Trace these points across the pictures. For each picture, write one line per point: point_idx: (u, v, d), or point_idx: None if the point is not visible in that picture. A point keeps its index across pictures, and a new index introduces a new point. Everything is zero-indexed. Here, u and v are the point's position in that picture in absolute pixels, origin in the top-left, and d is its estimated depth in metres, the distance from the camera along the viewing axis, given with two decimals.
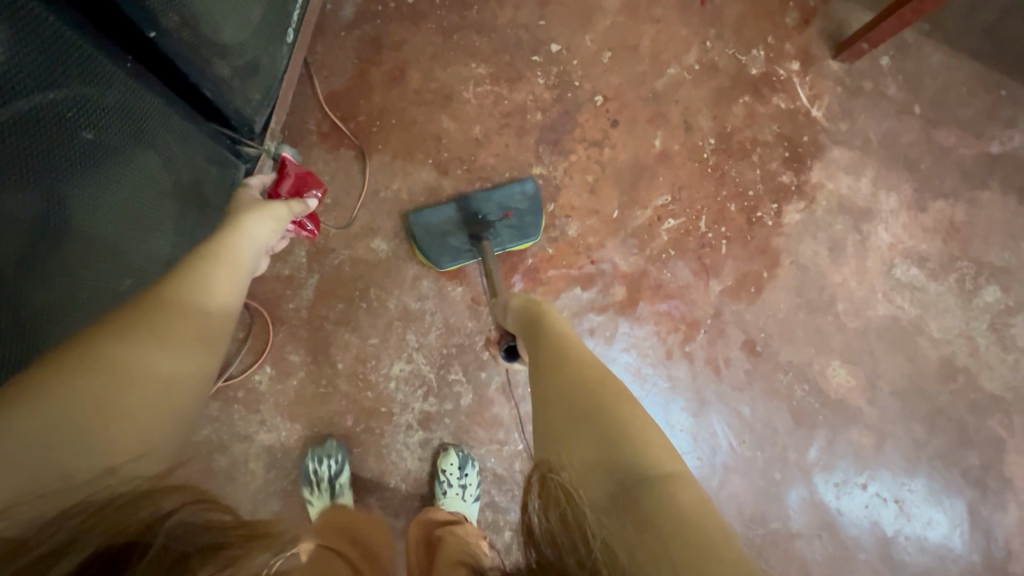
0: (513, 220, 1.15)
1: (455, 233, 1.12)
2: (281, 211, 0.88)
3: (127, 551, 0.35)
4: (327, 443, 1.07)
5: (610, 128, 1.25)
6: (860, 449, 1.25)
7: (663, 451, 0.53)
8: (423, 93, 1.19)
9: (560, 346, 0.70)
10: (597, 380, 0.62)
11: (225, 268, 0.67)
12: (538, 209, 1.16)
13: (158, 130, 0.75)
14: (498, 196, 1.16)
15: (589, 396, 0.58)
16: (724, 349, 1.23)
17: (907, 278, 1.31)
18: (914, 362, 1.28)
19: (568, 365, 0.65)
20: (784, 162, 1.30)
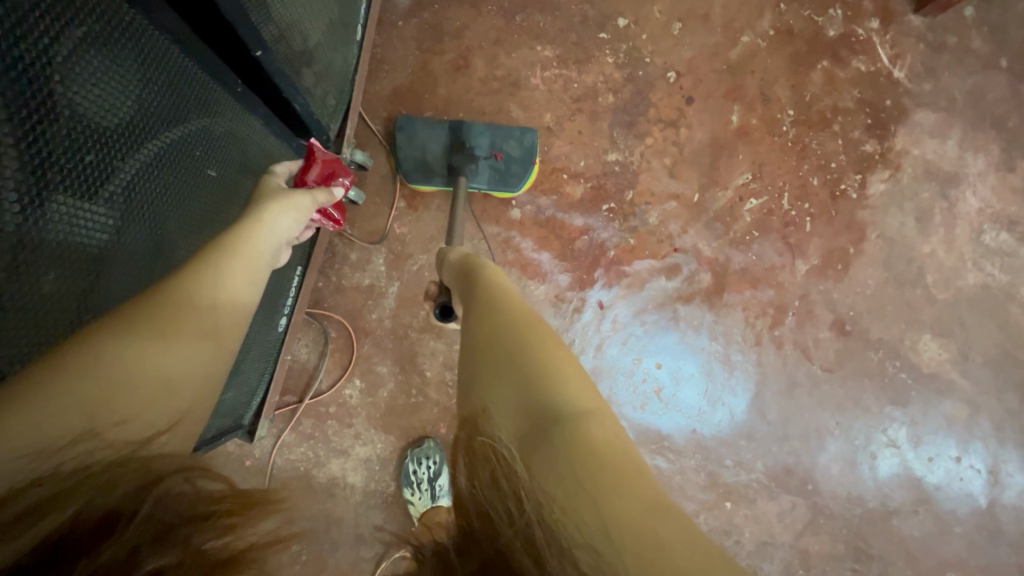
0: (501, 163, 1.07)
1: (437, 154, 1.05)
2: (304, 202, 0.68)
3: (112, 520, 0.31)
4: (426, 443, 1.06)
5: (686, 106, 1.18)
6: (953, 422, 1.22)
7: (581, 386, 0.44)
8: (489, 82, 1.13)
9: (496, 290, 0.59)
10: (529, 321, 0.51)
11: (244, 258, 0.53)
12: (529, 163, 1.07)
13: (257, 151, 0.71)
14: (495, 133, 1.08)
15: (514, 337, 0.48)
16: (813, 330, 1.19)
17: (997, 244, 1.26)
18: (1006, 330, 1.25)
19: (498, 304, 0.55)
20: (866, 130, 1.24)
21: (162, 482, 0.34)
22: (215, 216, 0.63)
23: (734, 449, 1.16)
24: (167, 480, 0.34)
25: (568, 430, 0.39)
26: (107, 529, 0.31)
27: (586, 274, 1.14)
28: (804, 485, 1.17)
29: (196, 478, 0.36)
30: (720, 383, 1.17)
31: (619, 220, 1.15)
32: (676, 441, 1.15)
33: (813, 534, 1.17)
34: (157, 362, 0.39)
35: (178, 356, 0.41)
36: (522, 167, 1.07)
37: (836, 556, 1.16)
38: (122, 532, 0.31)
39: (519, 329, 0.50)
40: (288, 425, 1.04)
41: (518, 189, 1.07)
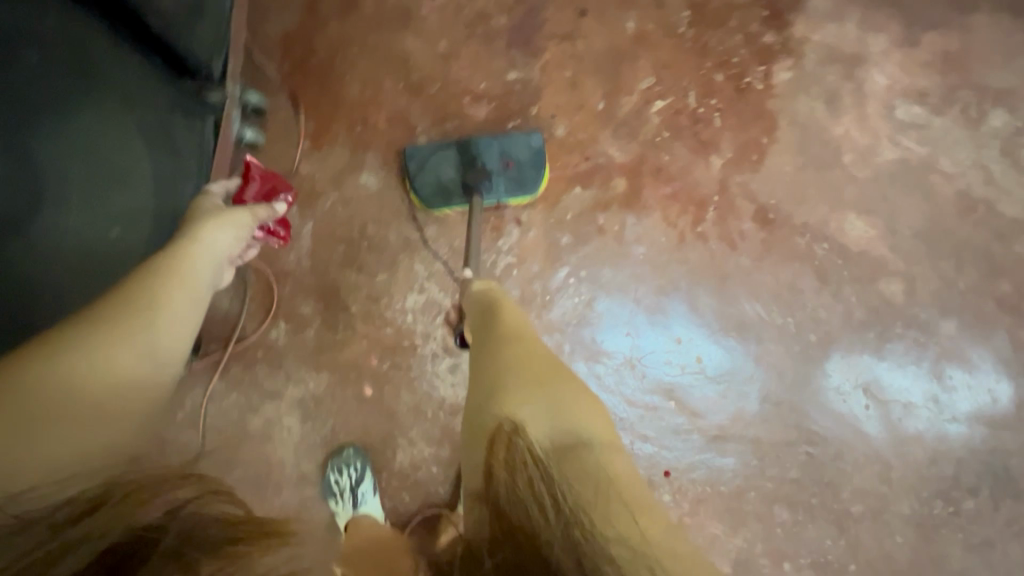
0: (513, 172, 1.09)
1: (452, 177, 1.07)
2: (242, 218, 0.77)
3: (132, 554, 0.37)
4: (343, 452, 1.04)
5: (580, 19, 1.19)
6: (890, 298, 1.22)
7: (598, 429, 0.64)
8: (380, 17, 1.14)
9: (514, 330, 0.75)
10: (541, 365, 0.69)
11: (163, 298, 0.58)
12: (540, 165, 1.10)
13: (127, 74, 0.81)
14: (501, 143, 1.10)
15: (532, 378, 0.66)
16: (736, 223, 1.19)
17: (910, 118, 1.26)
18: (932, 201, 1.25)
19: (519, 345, 0.72)
20: (764, 22, 1.25)
21: (174, 507, 0.39)
22: (86, 132, 0.76)
23: (668, 349, 1.16)
24: (182, 508, 0.39)
25: (591, 458, 0.59)
26: (131, 553, 0.37)
27: None
28: (746, 376, 1.16)
29: (207, 502, 0.40)
30: (651, 287, 1.16)
31: (527, 136, 1.16)
32: (613, 356, 1.15)
33: (763, 425, 1.16)
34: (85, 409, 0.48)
35: (93, 413, 0.48)
36: (534, 170, 1.10)
37: (788, 442, 1.16)
38: (149, 556, 0.37)
39: (535, 373, 0.67)
40: (216, 374, 1.04)
41: (534, 192, 1.09)
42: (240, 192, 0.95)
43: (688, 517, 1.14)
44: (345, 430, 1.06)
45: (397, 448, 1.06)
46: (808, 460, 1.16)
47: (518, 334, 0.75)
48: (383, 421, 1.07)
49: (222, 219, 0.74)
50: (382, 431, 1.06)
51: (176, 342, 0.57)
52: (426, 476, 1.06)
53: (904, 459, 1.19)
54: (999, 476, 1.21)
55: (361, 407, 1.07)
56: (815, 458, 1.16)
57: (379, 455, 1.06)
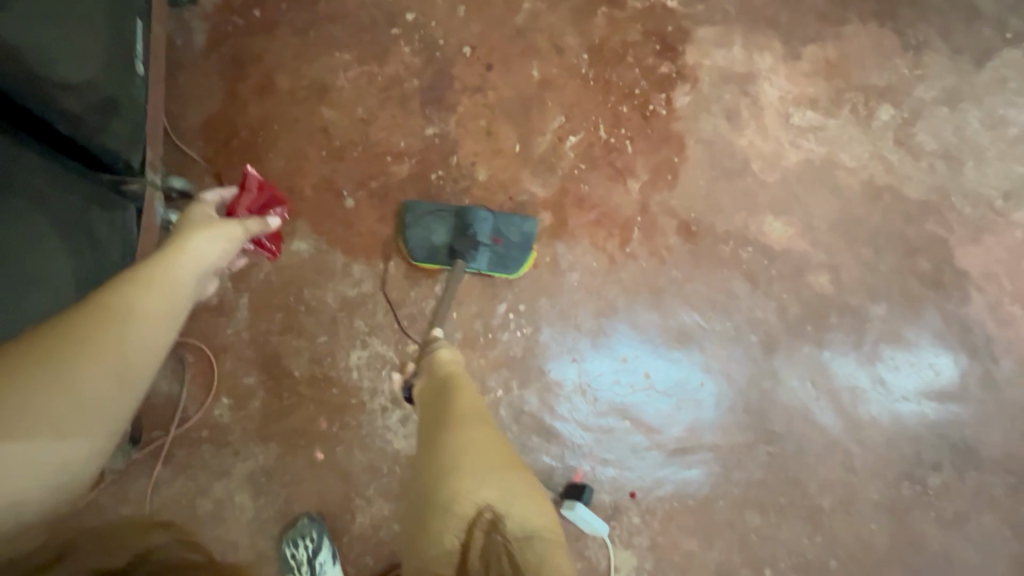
0: (500, 249, 1.13)
1: (442, 239, 1.11)
2: (233, 231, 0.87)
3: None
4: (298, 523, 1.02)
5: (487, 73, 1.28)
6: (820, 290, 1.27)
7: (546, 512, 0.67)
8: (297, 94, 1.21)
9: (473, 413, 0.79)
10: (502, 448, 0.74)
11: (139, 305, 0.65)
12: (527, 250, 1.14)
13: (37, 178, 0.80)
14: (498, 219, 1.13)
15: (498, 464, 0.70)
16: (662, 238, 1.25)
17: (806, 122, 1.36)
18: (840, 194, 1.33)
19: (481, 430, 0.76)
20: (658, 54, 1.35)
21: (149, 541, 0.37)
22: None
23: (616, 370, 1.18)
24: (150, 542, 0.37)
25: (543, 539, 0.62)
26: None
27: None
28: (695, 386, 1.19)
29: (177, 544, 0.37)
30: (591, 311, 1.20)
31: (451, 184, 1.21)
32: (563, 385, 1.17)
33: (721, 432, 1.18)
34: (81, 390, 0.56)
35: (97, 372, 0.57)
36: (520, 253, 1.14)
37: (746, 445, 1.17)
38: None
39: (500, 459, 0.72)
40: (160, 460, 1.03)
41: (513, 273, 1.14)
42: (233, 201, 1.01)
43: (660, 537, 1.14)
44: (301, 499, 1.04)
45: (356, 508, 1.05)
46: (771, 460, 1.17)
47: (476, 411, 0.80)
48: (339, 484, 1.05)
49: (212, 231, 0.84)
50: (339, 494, 1.05)
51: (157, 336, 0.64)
52: (388, 532, 1.06)
53: (863, 444, 1.21)
54: (957, 447, 1.23)
55: (314, 472, 1.05)
56: (777, 457, 1.18)
57: (338, 519, 1.05)
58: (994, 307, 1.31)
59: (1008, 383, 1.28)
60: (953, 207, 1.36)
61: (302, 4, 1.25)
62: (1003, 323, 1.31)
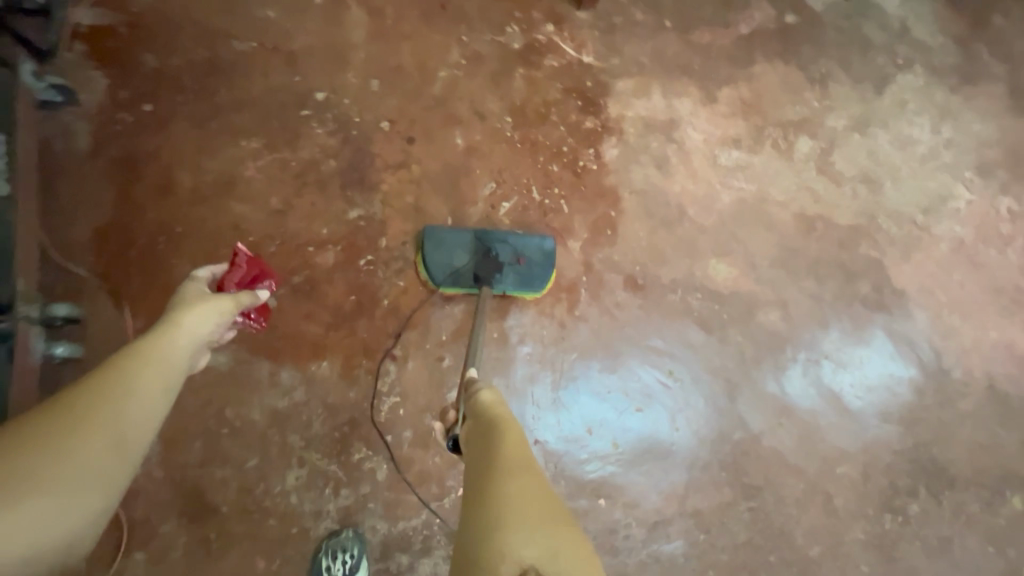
0: (523, 270, 1.10)
1: (464, 265, 1.09)
2: (222, 306, 0.82)
3: None
4: (342, 534, 0.98)
5: (409, 146, 1.22)
6: (772, 327, 1.26)
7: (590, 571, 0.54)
8: (200, 189, 1.10)
9: (512, 451, 0.66)
10: (543, 492, 0.60)
11: (138, 379, 0.65)
12: (550, 266, 1.12)
13: None
14: (517, 240, 1.11)
15: (537, 512, 0.56)
16: (610, 296, 1.21)
17: (733, 162, 1.38)
18: (776, 228, 1.34)
19: (519, 471, 0.62)
20: (581, 111, 1.34)
21: None
22: None
23: (582, 443, 1.12)
24: None
25: None
26: None
27: (368, 332, 1.08)
28: (665, 447, 1.14)
29: None
30: (547, 383, 1.14)
31: (383, 268, 1.12)
32: None
33: (698, 492, 1.13)
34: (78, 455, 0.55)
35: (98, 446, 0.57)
36: (543, 268, 1.12)
37: (728, 504, 1.13)
38: None
39: (541, 504, 0.58)
40: None
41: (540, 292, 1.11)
42: (223, 276, 0.93)
43: None
44: None
45: None
46: (753, 516, 1.13)
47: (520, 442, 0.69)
48: None
49: (203, 309, 0.80)
50: None
51: (146, 412, 0.63)
52: None
53: (840, 481, 1.18)
54: (929, 469, 1.22)
55: None
56: (758, 512, 1.14)
57: None
58: (935, 321, 1.34)
59: (964, 394, 1.29)
60: (880, 229, 1.40)
61: (200, 93, 1.16)
62: (946, 335, 1.33)
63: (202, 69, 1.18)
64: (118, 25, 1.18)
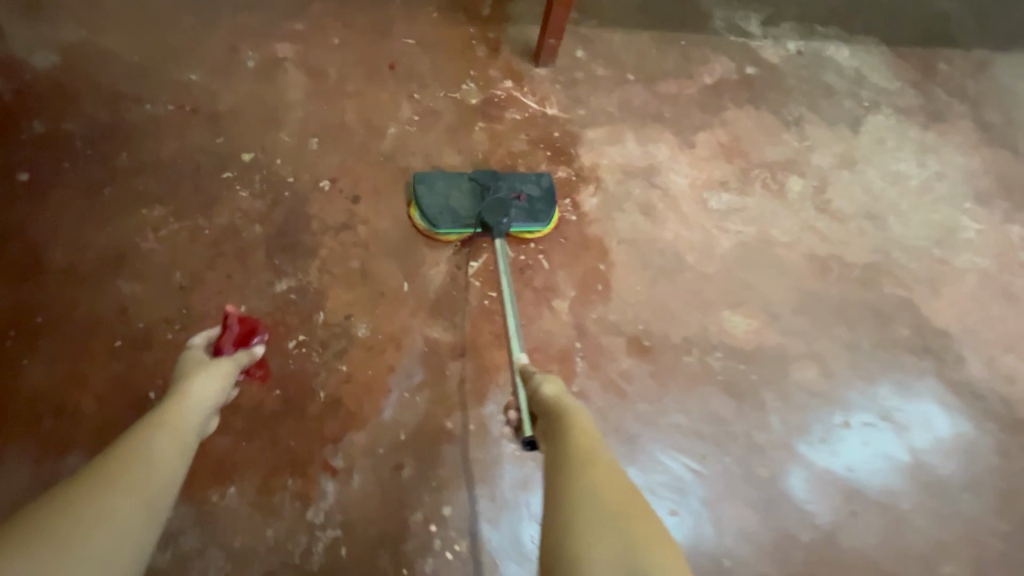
0: (524, 205, 1.00)
1: (463, 208, 0.98)
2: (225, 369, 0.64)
3: None
4: None
5: (353, 206, 1.02)
6: (813, 387, 1.03)
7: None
8: (79, 269, 0.86)
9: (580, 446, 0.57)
10: (621, 489, 0.50)
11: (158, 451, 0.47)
12: (552, 199, 1.02)
13: None
14: (513, 176, 1.02)
15: (606, 514, 0.47)
16: (612, 365, 0.97)
17: (725, 204, 1.24)
18: (788, 272, 1.16)
19: (594, 468, 0.52)
20: (551, 161, 1.20)
21: None
22: None
23: None
24: None
25: None
26: None
27: (296, 440, 0.80)
28: (720, 564, 0.86)
29: None
30: None
31: (318, 351, 0.86)
32: None
33: None
34: (93, 555, 0.36)
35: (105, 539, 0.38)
36: (545, 199, 1.02)
37: None
38: None
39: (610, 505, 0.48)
40: None
41: (546, 226, 1.00)
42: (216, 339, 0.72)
43: None
44: None
45: None
46: None
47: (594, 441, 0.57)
48: None
49: (210, 370, 0.61)
50: None
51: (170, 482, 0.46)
52: None
53: None
54: None
55: None
56: None
57: None
58: (993, 364, 1.13)
59: None
60: (900, 265, 1.24)
61: (96, 160, 0.97)
62: (1009, 379, 1.12)
63: (102, 133, 1.00)
64: (6, 92, 1.02)
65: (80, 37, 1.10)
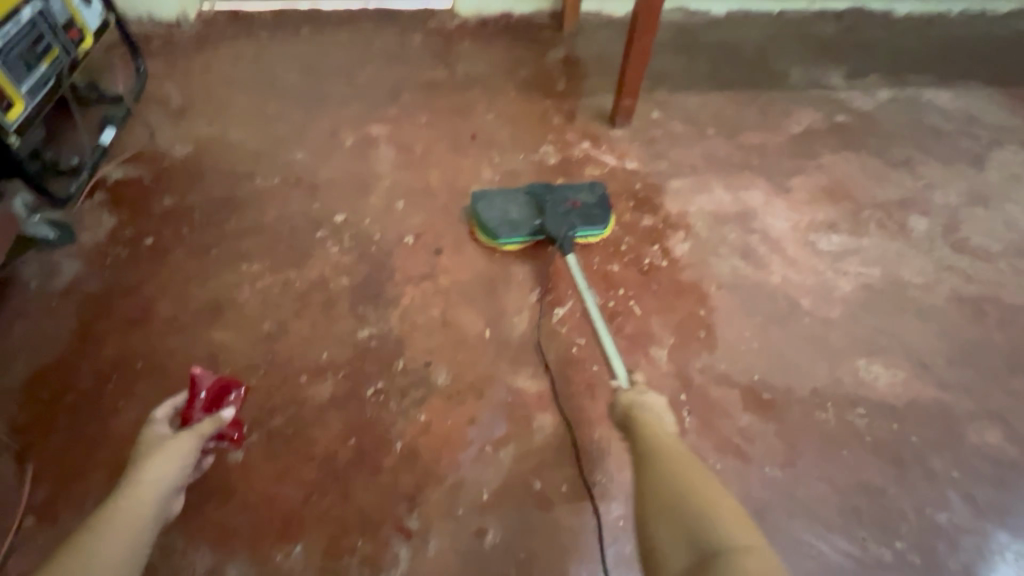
0: (582, 211, 0.98)
1: (523, 218, 0.97)
2: (181, 445, 0.62)
3: None
4: None
5: (435, 257, 1.02)
6: (998, 455, 0.80)
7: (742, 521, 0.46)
8: (180, 317, 0.90)
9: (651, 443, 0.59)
10: (688, 471, 0.53)
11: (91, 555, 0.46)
12: (608, 203, 1.01)
13: None
14: (567, 185, 1.01)
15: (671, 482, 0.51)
16: (726, 421, 0.82)
17: (837, 246, 1.10)
18: (932, 316, 0.98)
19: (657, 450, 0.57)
20: (635, 210, 1.15)
21: None
22: None
23: None
24: None
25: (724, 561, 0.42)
26: None
27: (368, 495, 0.71)
28: None
29: None
30: None
31: (396, 398, 0.81)
32: None
33: None
34: None
35: None
36: (600, 201, 1.01)
37: None
38: None
39: (678, 490, 0.50)
40: None
41: (604, 231, 0.99)
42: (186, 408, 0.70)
43: None
44: None
45: None
46: None
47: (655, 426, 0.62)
48: None
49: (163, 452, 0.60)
50: None
51: None
52: None
53: None
54: None
55: None
56: None
57: None
58: None
59: None
60: None
61: (208, 224, 1.06)
62: None
63: (215, 204, 1.10)
64: (144, 175, 1.16)
65: (210, 132, 1.27)
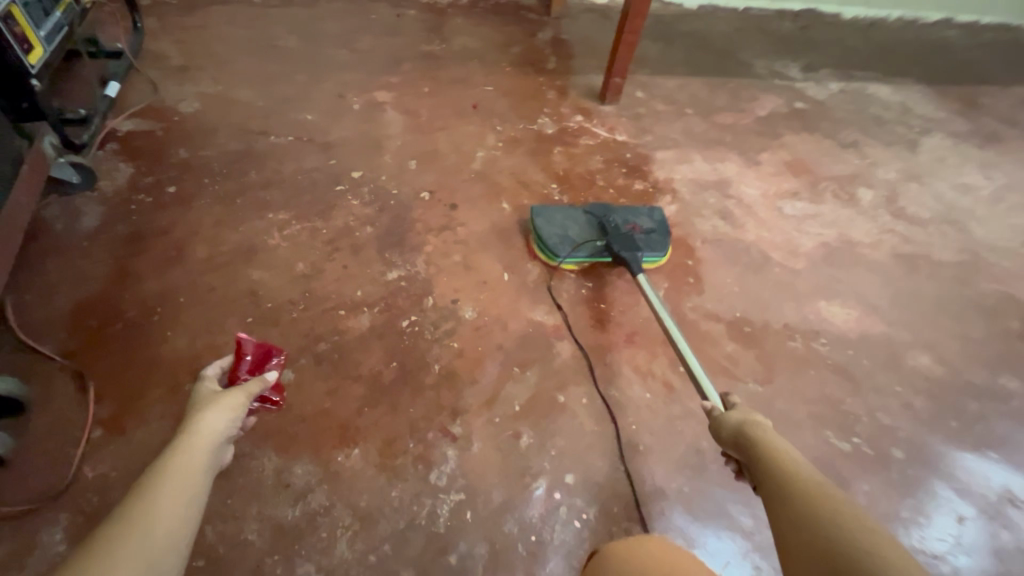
0: (641, 235, 1.00)
1: (583, 235, 0.99)
2: (235, 399, 0.58)
3: None
4: None
5: (452, 211, 1.10)
6: (929, 373, 0.98)
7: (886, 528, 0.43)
8: (214, 258, 0.94)
9: (764, 447, 0.57)
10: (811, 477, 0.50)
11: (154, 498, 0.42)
12: (666, 232, 1.03)
13: None
14: (625, 211, 1.04)
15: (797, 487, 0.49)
16: (715, 349, 0.96)
17: (800, 211, 1.27)
18: (877, 268, 1.16)
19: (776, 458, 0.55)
20: (627, 176, 1.28)
21: None
22: None
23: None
24: None
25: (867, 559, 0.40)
26: None
27: (414, 407, 0.80)
28: None
29: None
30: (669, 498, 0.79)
31: (430, 329, 0.89)
32: None
33: None
34: None
35: None
36: (658, 230, 1.03)
37: None
38: None
39: (806, 498, 0.48)
40: None
41: (662, 255, 1.00)
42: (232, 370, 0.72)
43: None
44: None
45: None
46: None
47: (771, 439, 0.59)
48: None
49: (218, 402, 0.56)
50: None
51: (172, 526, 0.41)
52: None
53: None
54: None
55: None
56: None
57: None
58: None
59: None
60: (990, 264, 1.22)
61: (229, 176, 1.09)
62: None
63: (234, 157, 1.13)
64: (155, 129, 1.17)
65: (216, 90, 1.29)
